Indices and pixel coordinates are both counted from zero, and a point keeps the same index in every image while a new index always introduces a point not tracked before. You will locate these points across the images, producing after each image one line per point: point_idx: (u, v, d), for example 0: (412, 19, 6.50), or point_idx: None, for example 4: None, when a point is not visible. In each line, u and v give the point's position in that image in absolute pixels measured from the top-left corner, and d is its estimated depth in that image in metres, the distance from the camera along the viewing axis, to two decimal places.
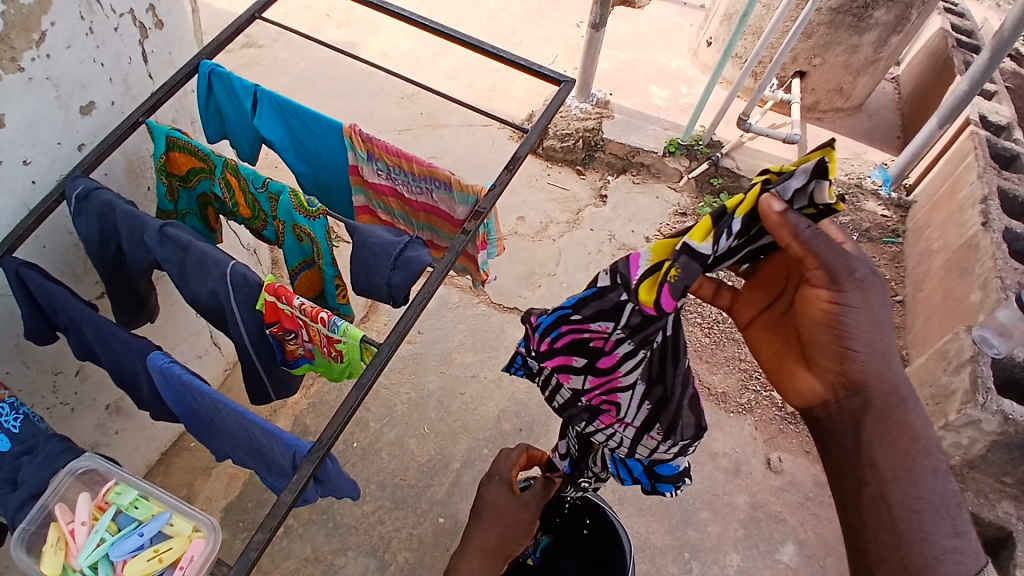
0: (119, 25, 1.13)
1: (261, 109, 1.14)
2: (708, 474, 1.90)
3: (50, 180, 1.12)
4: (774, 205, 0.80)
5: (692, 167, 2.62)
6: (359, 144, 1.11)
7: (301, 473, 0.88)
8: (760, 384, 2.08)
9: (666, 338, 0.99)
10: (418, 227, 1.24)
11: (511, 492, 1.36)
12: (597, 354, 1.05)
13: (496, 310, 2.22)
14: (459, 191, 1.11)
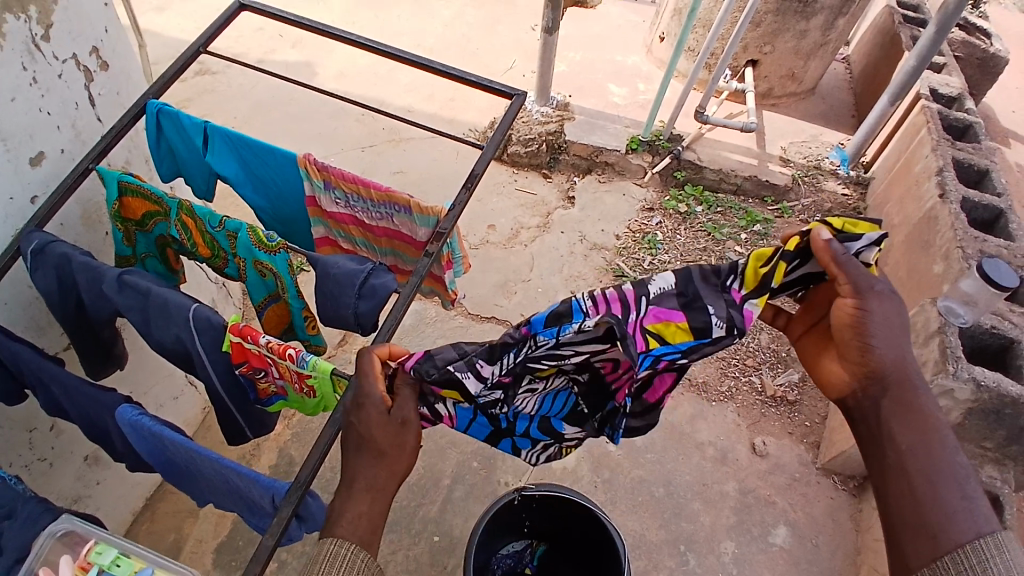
0: (64, 71, 1.11)
1: (213, 145, 1.13)
2: (696, 465, 1.92)
3: (4, 236, 1.09)
4: (822, 235, 0.91)
5: (656, 162, 2.66)
6: (316, 174, 1.10)
7: (280, 514, 0.87)
8: (739, 370, 2.12)
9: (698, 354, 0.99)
10: (382, 252, 1.24)
11: (387, 413, 0.92)
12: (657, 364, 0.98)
13: (474, 321, 2.23)
14: (420, 214, 1.12)
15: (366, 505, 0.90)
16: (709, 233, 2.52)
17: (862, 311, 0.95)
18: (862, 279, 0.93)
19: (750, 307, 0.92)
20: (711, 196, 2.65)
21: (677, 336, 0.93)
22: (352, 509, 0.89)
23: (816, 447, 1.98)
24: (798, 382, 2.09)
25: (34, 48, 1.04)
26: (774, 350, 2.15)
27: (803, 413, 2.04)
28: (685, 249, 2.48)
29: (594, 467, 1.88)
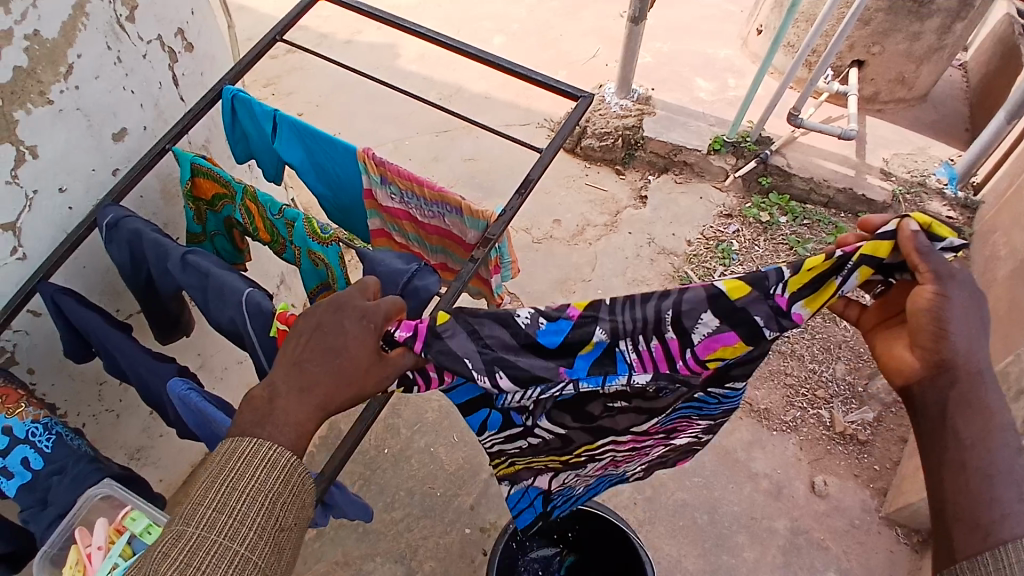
0: (147, 51, 1.16)
1: (281, 133, 1.14)
2: (746, 496, 1.82)
3: (86, 207, 1.14)
4: (912, 228, 0.77)
5: (739, 165, 2.49)
6: (373, 168, 1.10)
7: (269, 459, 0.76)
8: (806, 401, 1.98)
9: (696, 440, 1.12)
10: (432, 249, 1.22)
11: (382, 355, 0.81)
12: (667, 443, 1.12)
13: None
14: (472, 216, 1.09)
15: (311, 424, 0.79)
16: (791, 247, 2.34)
17: (944, 296, 0.78)
18: (943, 262, 0.77)
19: (797, 311, 0.80)
20: (798, 206, 2.46)
21: (737, 354, 0.86)
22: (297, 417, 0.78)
23: (883, 494, 1.85)
24: (873, 421, 1.96)
25: (118, 28, 1.09)
26: (849, 383, 2.01)
27: (873, 455, 1.91)
28: (760, 262, 2.32)
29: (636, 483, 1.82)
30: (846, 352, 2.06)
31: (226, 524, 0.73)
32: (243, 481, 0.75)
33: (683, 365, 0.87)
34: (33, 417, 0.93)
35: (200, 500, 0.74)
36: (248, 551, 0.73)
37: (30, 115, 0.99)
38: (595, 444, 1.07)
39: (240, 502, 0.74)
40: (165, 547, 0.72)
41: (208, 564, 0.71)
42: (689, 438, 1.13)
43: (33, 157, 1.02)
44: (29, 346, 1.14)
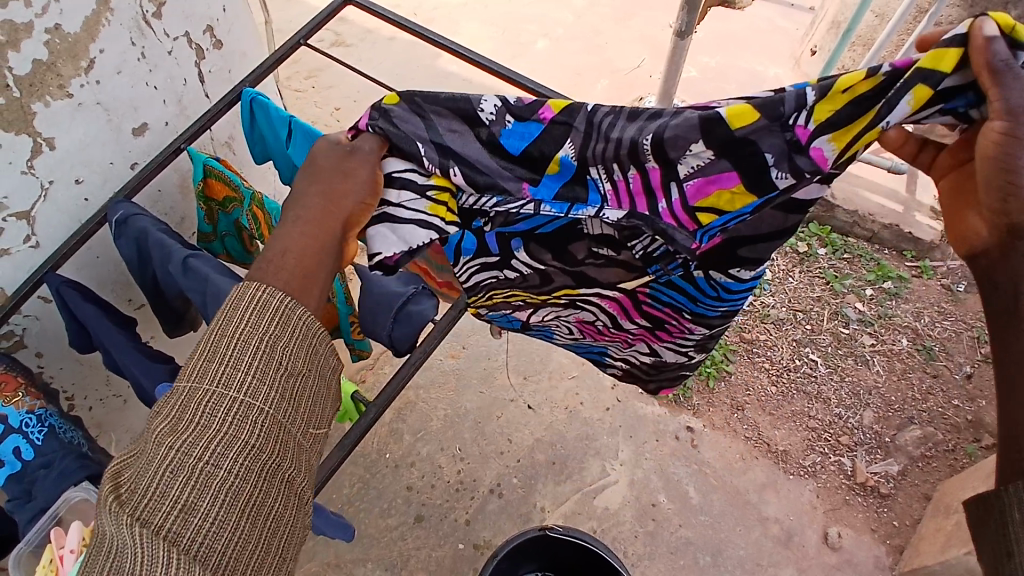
0: (173, 47, 1.16)
1: (297, 139, 1.13)
2: (754, 541, 1.76)
3: (103, 198, 1.15)
4: (987, 33, 0.65)
5: None
6: None
7: (258, 295, 0.80)
8: (828, 447, 1.90)
9: (704, 334, 1.08)
10: (438, 268, 1.19)
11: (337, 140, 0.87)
12: (662, 325, 1.11)
13: None
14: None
15: (300, 238, 0.83)
16: (828, 281, 2.18)
17: (1015, 137, 0.66)
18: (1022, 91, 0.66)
19: (820, 148, 0.75)
20: (839, 239, 2.29)
21: (735, 203, 0.82)
22: (283, 242, 0.83)
23: (899, 552, 1.77)
24: (897, 474, 1.86)
25: (144, 24, 1.09)
26: (876, 432, 1.92)
27: (893, 510, 1.82)
28: (794, 295, 2.15)
29: (639, 515, 1.76)
30: (876, 399, 1.96)
31: (217, 371, 0.76)
32: (230, 326, 0.78)
33: (666, 207, 0.85)
34: (28, 408, 0.94)
35: (193, 355, 0.78)
36: (248, 397, 0.76)
37: (48, 108, 1.00)
38: (577, 290, 1.10)
39: (231, 348, 0.77)
40: (166, 401, 0.76)
41: (207, 411, 0.74)
42: (674, 349, 1.17)
43: (51, 148, 1.02)
44: (39, 331, 1.14)
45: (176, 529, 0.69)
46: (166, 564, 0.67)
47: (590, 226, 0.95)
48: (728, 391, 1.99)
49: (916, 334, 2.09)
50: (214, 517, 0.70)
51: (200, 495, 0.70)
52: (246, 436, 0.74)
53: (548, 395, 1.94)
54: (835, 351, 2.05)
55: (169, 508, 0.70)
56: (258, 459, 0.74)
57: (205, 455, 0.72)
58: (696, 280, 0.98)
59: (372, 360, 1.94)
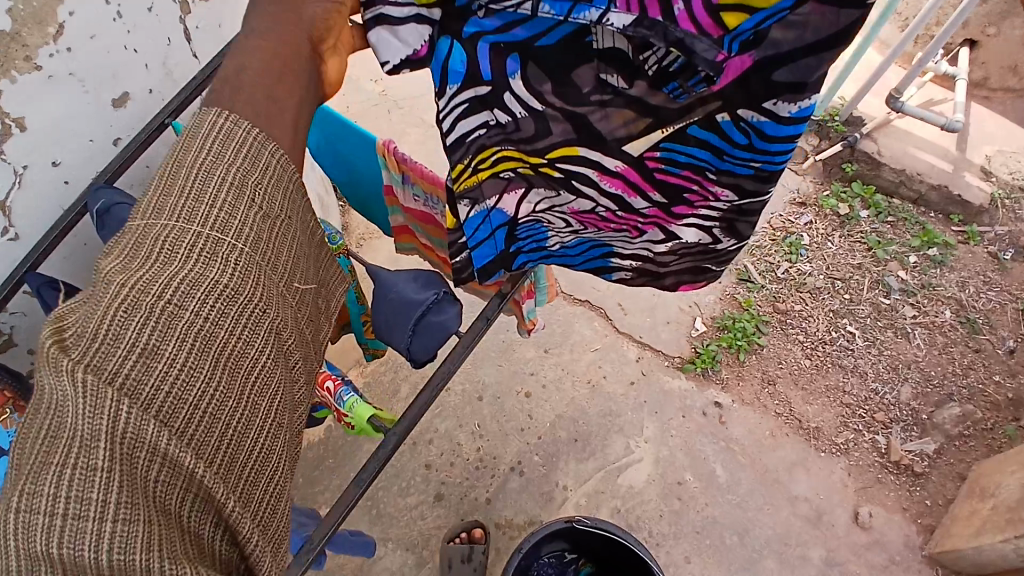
0: (154, 3, 1.02)
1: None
2: (783, 520, 1.71)
3: (85, 178, 1.04)
4: None
5: (823, 148, 2.26)
6: (393, 164, 0.95)
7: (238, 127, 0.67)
8: (863, 424, 1.83)
9: (729, 205, 0.73)
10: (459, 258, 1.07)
11: None
12: (672, 199, 0.76)
13: (567, 301, 2.01)
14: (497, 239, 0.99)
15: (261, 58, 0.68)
16: (870, 247, 2.09)
17: None
18: None
19: None
20: (883, 200, 2.19)
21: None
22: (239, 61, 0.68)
23: (931, 532, 1.72)
24: (932, 453, 1.79)
25: None
26: (912, 409, 1.85)
27: (926, 489, 1.76)
28: (832, 260, 2.08)
29: (664, 494, 1.71)
30: (915, 374, 1.89)
31: (177, 205, 0.64)
32: (189, 157, 0.65)
33: (685, 6, 0.56)
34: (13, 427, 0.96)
35: (148, 192, 0.65)
36: (217, 234, 0.64)
37: (15, 83, 0.86)
38: (577, 149, 0.75)
39: (191, 180, 0.65)
40: (113, 242, 0.63)
41: (166, 248, 0.62)
42: (697, 228, 0.79)
43: (22, 130, 0.90)
44: (29, 328, 1.06)
45: (137, 376, 0.57)
46: (123, 415, 0.56)
47: (599, 39, 0.63)
48: (760, 365, 1.91)
49: (960, 306, 1.99)
50: (180, 364, 0.59)
51: (163, 337, 0.59)
52: (214, 276, 0.62)
53: (571, 368, 1.88)
54: (874, 322, 1.97)
55: (122, 353, 0.57)
56: (234, 304, 0.64)
57: (165, 294, 0.60)
58: (719, 124, 0.64)
59: None
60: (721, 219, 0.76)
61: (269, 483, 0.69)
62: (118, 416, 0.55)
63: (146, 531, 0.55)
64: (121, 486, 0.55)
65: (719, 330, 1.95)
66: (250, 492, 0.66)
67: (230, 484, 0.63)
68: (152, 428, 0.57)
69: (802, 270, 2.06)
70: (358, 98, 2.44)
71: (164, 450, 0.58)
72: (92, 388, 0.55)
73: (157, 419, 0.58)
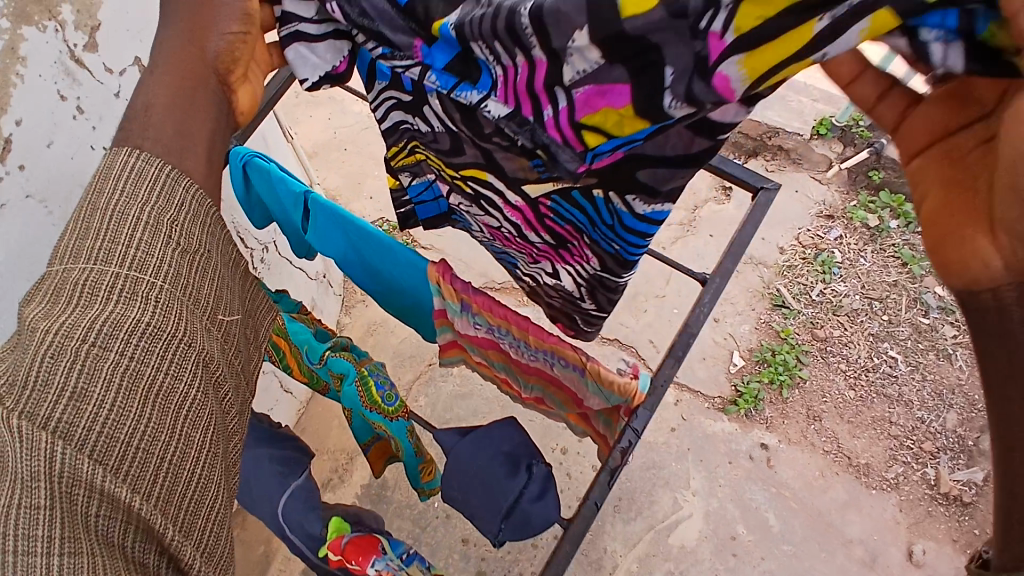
0: (122, 85, 0.90)
1: (316, 221, 0.80)
2: (839, 566, 1.64)
3: None
4: None
5: (847, 155, 2.13)
6: (450, 295, 0.73)
7: (147, 165, 0.66)
8: (912, 455, 1.76)
9: (593, 272, 0.82)
10: (528, 387, 0.82)
11: None
12: (558, 245, 0.83)
13: (595, 341, 1.88)
14: (594, 381, 0.69)
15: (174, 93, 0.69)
16: (905, 262, 1.99)
17: None
18: None
19: (724, 75, 0.49)
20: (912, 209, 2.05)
21: (624, 127, 0.58)
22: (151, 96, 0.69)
23: None
24: (982, 482, 1.72)
25: (74, 69, 0.83)
26: (958, 436, 1.77)
27: (976, 519, 1.69)
28: (866, 278, 1.98)
29: (717, 551, 1.63)
30: (959, 399, 1.82)
31: (97, 247, 0.62)
32: (103, 201, 0.64)
33: (552, 116, 0.61)
34: None
35: (67, 239, 0.63)
36: (135, 274, 0.62)
37: None
38: (485, 175, 0.78)
39: (106, 226, 0.63)
40: (39, 290, 0.61)
41: (87, 291, 0.61)
42: (572, 277, 0.88)
43: None
44: None
45: (68, 419, 0.56)
46: (55, 456, 0.54)
47: (493, 108, 0.64)
48: (802, 399, 1.82)
49: None
50: (111, 402, 0.58)
51: (89, 379, 0.57)
52: (137, 317, 0.61)
53: None
54: (915, 345, 1.88)
55: (48, 398, 0.55)
56: (158, 339, 0.61)
57: (91, 337, 0.58)
58: (594, 198, 0.70)
59: (406, 390, 1.75)
60: (588, 277, 0.84)
61: (219, 516, 0.65)
62: (49, 459, 0.54)
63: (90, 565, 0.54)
64: (61, 526, 0.54)
65: (758, 364, 1.84)
66: (199, 516, 0.63)
67: (176, 512, 0.61)
68: (85, 465, 0.55)
69: (837, 291, 1.95)
70: (347, 121, 2.23)
71: (100, 485, 0.56)
72: (22, 431, 0.54)
73: (87, 456, 0.56)
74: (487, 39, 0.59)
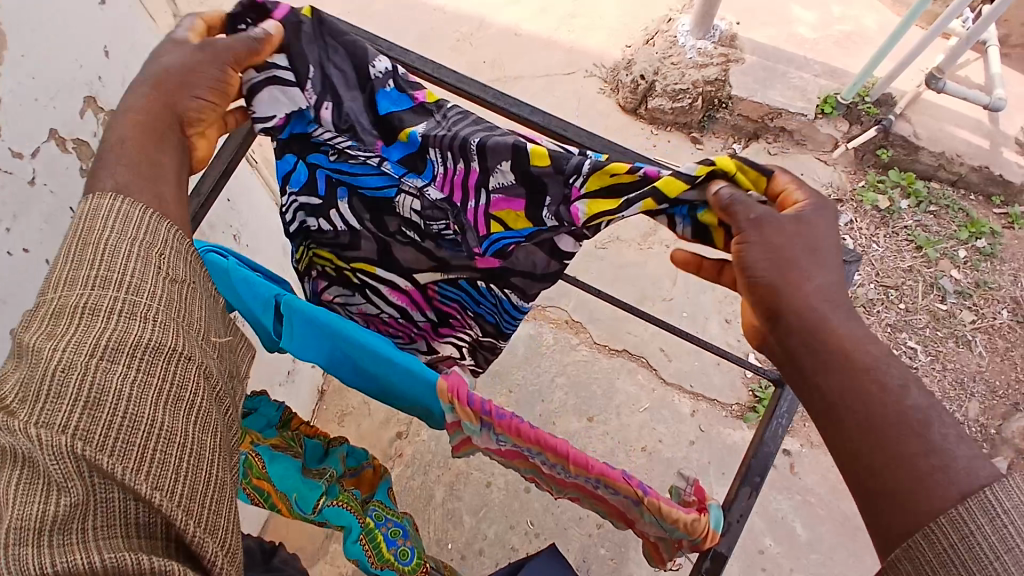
0: (36, 169, 0.79)
1: (291, 325, 0.69)
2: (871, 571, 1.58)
3: None
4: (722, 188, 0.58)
5: (853, 134, 2.01)
6: (471, 418, 0.64)
7: (119, 206, 0.57)
8: None
9: (475, 337, 0.89)
10: (563, 494, 0.74)
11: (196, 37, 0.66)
12: (435, 317, 0.88)
13: (602, 354, 1.79)
14: (653, 514, 0.60)
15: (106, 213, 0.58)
16: (919, 246, 1.91)
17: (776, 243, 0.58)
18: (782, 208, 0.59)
19: (575, 208, 0.64)
20: (923, 187, 1.97)
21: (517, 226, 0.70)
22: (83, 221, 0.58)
23: None
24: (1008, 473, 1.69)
25: None
26: (981, 425, 1.74)
27: None
28: (880, 265, 1.89)
29: (745, 566, 1.58)
30: (981, 387, 1.78)
31: (93, 273, 0.54)
32: (93, 236, 0.56)
33: (473, 207, 0.71)
34: None
35: (56, 265, 0.55)
36: (132, 295, 0.54)
37: None
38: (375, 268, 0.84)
39: (97, 255, 0.55)
40: (37, 318, 0.53)
41: (86, 316, 0.53)
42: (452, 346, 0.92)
43: None
44: None
45: (86, 425, 0.48)
46: (79, 457, 0.47)
47: (400, 205, 0.76)
48: None
49: (1017, 304, 1.85)
50: (129, 407, 0.50)
51: (102, 385, 0.50)
52: (141, 331, 0.53)
53: (621, 436, 1.69)
54: (933, 333, 1.82)
55: (61, 407, 0.48)
56: (164, 351, 0.54)
57: (95, 350, 0.51)
58: (478, 286, 0.80)
59: (407, 424, 1.65)
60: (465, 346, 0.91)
61: (237, 519, 0.56)
62: (73, 461, 0.47)
63: (131, 565, 0.47)
64: (91, 519, 0.48)
65: None
66: (228, 516, 0.55)
67: (205, 511, 0.53)
68: (112, 462, 0.48)
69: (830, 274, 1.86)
70: None
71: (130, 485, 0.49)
72: (34, 441, 0.46)
73: (107, 453, 0.48)
74: (443, 151, 0.68)
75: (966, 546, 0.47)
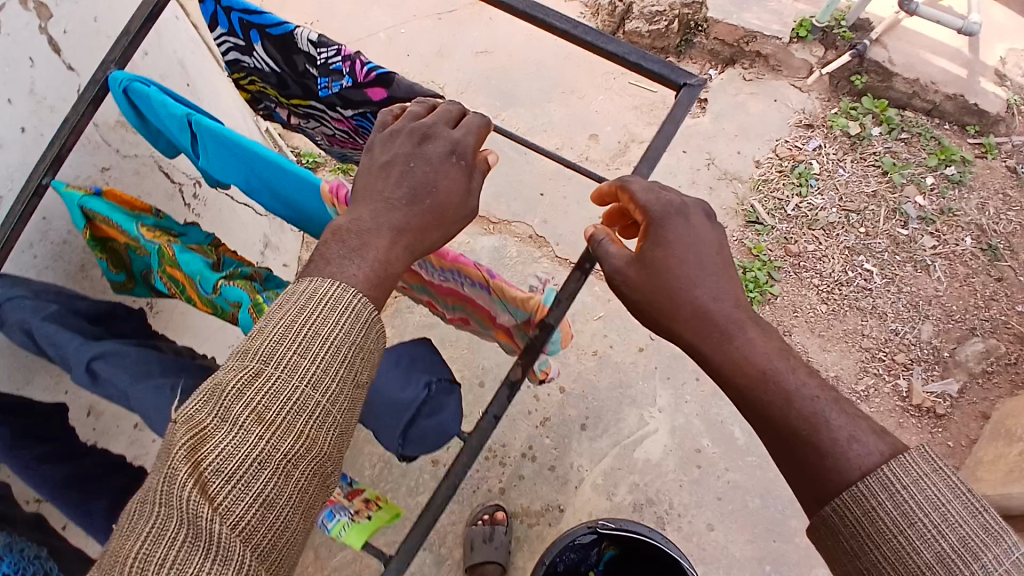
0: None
1: (205, 144, 0.81)
2: None
3: None
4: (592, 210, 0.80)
5: (829, 59, 2.00)
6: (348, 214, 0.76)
7: (351, 303, 0.60)
8: (883, 367, 1.77)
9: None
10: (450, 308, 0.86)
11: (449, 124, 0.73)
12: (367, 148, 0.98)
13: (562, 267, 1.86)
14: (500, 298, 0.74)
15: None
16: (886, 171, 1.91)
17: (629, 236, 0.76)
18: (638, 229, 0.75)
19: None
20: (896, 115, 1.96)
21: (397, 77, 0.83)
22: None
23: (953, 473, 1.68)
24: (955, 393, 1.73)
25: None
26: (934, 347, 1.77)
27: (948, 430, 1.71)
28: (844, 189, 1.91)
29: (682, 464, 1.65)
30: (936, 310, 1.80)
31: (311, 368, 0.58)
32: (327, 326, 0.59)
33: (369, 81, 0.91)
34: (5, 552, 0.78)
35: (281, 336, 0.58)
36: (329, 406, 0.58)
37: None
38: (306, 101, 0.92)
39: (323, 350, 0.58)
40: (242, 386, 0.57)
41: (292, 411, 0.57)
42: None
43: None
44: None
45: (253, 531, 0.53)
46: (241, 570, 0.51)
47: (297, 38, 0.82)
48: (775, 315, 1.81)
49: (981, 231, 1.86)
50: (291, 518, 0.56)
51: (281, 494, 0.55)
52: (320, 445, 0.58)
53: (575, 341, 1.77)
54: (892, 258, 1.85)
55: (241, 504, 0.53)
56: (324, 471, 0.59)
57: (289, 455, 0.56)
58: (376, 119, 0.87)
59: None
60: None
61: None
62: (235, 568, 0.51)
63: None
64: None
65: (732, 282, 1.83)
66: None
67: None
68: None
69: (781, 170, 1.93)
70: None
71: None
72: (215, 535, 0.51)
73: (257, 566, 0.53)
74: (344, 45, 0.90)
75: (871, 521, 0.58)
